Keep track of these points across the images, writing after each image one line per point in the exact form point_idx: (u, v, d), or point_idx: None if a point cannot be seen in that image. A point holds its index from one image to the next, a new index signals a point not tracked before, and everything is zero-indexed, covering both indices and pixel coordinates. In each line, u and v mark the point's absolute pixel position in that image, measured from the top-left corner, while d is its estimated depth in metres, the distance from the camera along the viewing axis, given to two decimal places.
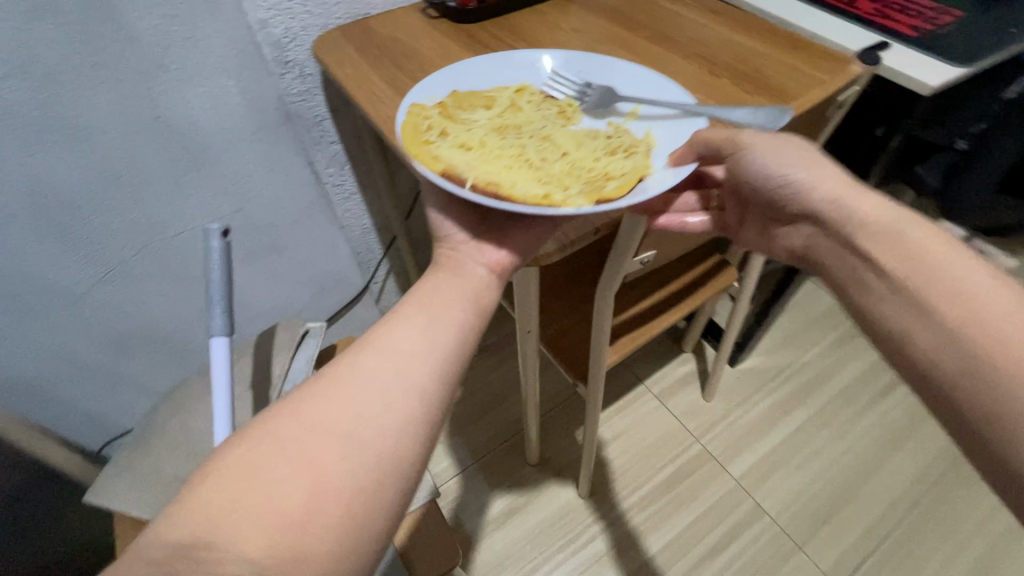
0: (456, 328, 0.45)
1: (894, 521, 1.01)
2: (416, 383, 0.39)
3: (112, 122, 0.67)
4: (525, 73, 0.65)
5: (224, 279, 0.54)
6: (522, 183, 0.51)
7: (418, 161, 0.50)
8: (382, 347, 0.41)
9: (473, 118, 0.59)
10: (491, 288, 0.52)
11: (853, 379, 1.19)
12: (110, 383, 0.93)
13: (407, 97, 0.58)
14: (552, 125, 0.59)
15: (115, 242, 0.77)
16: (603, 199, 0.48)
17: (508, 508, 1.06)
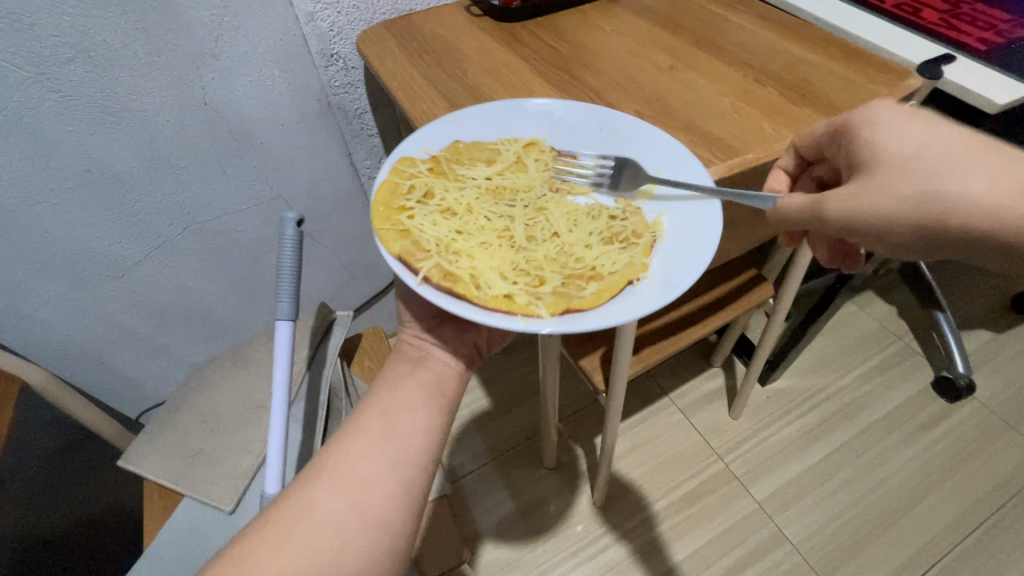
0: (417, 440, 0.48)
1: (927, 562, 0.96)
2: (378, 508, 0.44)
3: (164, 108, 0.71)
4: (541, 123, 0.63)
5: (294, 271, 0.49)
6: (489, 276, 0.51)
7: (381, 238, 0.53)
8: (342, 467, 0.45)
9: (469, 175, 0.59)
10: (452, 378, 0.56)
11: (893, 408, 1.13)
12: (148, 354, 0.98)
13: (398, 149, 0.60)
14: (553, 193, 0.58)
15: (161, 221, 0.81)
16: (569, 309, 0.49)
17: (521, 510, 1.05)
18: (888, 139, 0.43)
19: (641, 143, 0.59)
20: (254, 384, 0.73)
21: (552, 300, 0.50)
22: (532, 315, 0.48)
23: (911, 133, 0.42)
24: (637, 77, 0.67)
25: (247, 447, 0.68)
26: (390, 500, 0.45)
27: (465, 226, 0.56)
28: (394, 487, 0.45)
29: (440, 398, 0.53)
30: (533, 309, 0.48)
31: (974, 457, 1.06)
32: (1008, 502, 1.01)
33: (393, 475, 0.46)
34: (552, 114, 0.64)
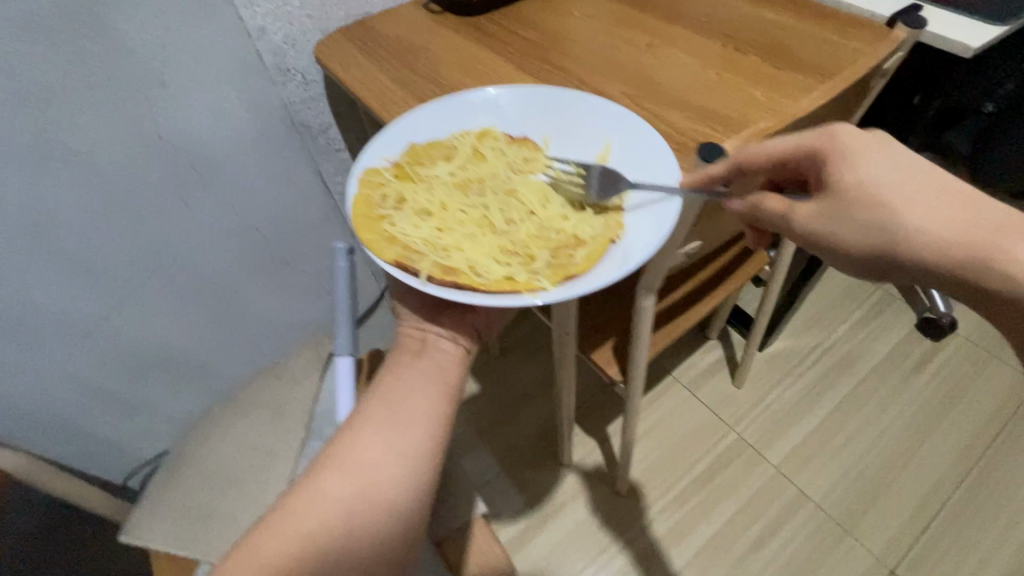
0: (422, 428, 0.47)
1: (942, 498, 0.98)
2: (384, 495, 0.44)
3: (112, 148, 0.64)
4: (488, 112, 0.62)
5: (346, 295, 0.60)
6: (482, 261, 0.50)
7: (372, 249, 0.49)
8: (348, 454, 0.45)
9: (433, 175, 0.57)
10: (455, 361, 0.55)
11: (885, 354, 1.16)
12: (126, 414, 0.90)
13: (359, 161, 0.56)
14: (518, 175, 0.57)
15: (125, 268, 0.74)
16: (568, 276, 0.48)
17: (544, 513, 1.03)
18: (859, 170, 0.42)
19: (591, 120, 0.59)
20: (257, 430, 0.68)
21: (551, 270, 0.48)
22: (538, 289, 0.47)
23: (870, 166, 0.42)
24: (617, 59, 0.66)
25: (260, 499, 0.63)
26: (397, 488, 0.44)
27: (445, 223, 0.54)
28: (399, 476, 0.45)
29: (443, 385, 0.51)
30: (536, 283, 0.47)
31: (966, 390, 1.10)
32: (1004, 428, 1.05)
33: (399, 464, 0.45)
34: (496, 102, 0.62)
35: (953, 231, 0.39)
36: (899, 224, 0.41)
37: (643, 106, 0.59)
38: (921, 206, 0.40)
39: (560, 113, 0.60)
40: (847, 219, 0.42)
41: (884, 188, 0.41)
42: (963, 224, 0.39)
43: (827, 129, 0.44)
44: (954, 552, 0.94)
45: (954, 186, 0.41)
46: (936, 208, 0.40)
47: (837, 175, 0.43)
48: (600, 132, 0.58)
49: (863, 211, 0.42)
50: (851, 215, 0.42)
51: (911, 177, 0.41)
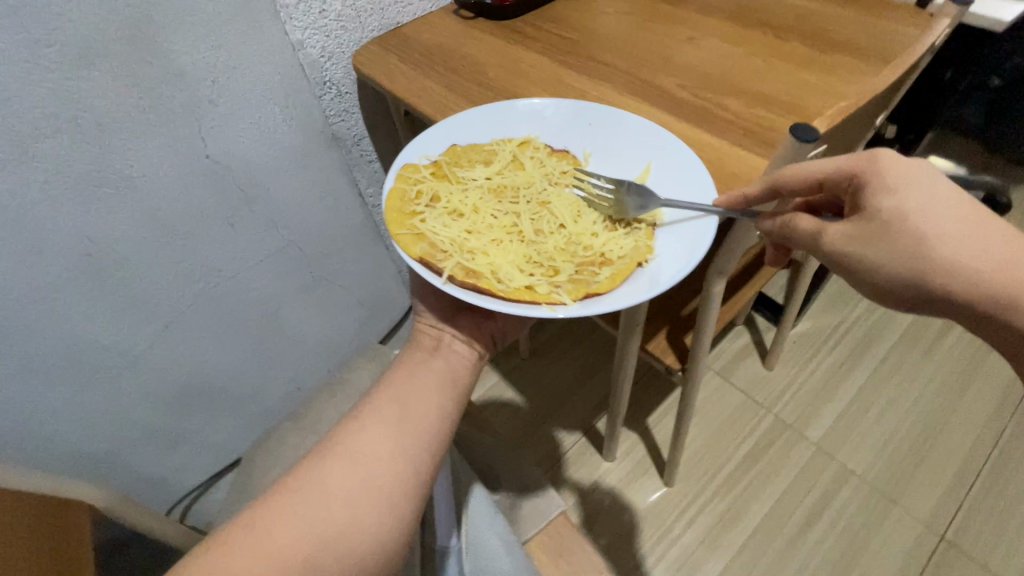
0: (429, 425, 0.46)
1: (980, 460, 1.01)
2: (385, 488, 0.41)
3: (164, 169, 0.63)
4: (530, 122, 0.61)
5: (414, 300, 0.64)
6: (507, 268, 0.49)
7: (400, 243, 0.50)
8: (352, 441, 0.43)
9: (470, 177, 0.57)
10: (464, 370, 0.53)
11: (907, 326, 1.19)
12: (166, 447, 0.86)
13: (399, 156, 0.57)
14: (553, 186, 0.56)
15: (173, 293, 0.73)
16: (589, 294, 0.47)
17: (596, 511, 1.03)
18: (907, 201, 0.39)
19: (637, 139, 0.58)
20: None
21: (572, 287, 0.48)
22: (557, 303, 0.47)
23: (915, 196, 0.39)
24: (662, 52, 0.67)
25: None
26: (400, 484, 0.42)
27: (474, 227, 0.53)
28: (403, 471, 0.43)
29: (453, 389, 0.50)
30: (556, 297, 0.47)
31: (988, 356, 1.14)
32: None
33: (403, 456, 0.43)
34: (541, 112, 0.62)
35: (994, 269, 0.38)
36: (942, 259, 0.39)
37: (699, 97, 0.61)
38: (967, 241, 0.38)
39: (604, 128, 0.59)
40: (889, 251, 0.40)
41: (933, 221, 0.39)
42: (1004, 260, 0.38)
43: (870, 152, 0.41)
44: (998, 511, 0.96)
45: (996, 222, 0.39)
46: (980, 244, 0.38)
47: (883, 205, 0.40)
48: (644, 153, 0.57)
49: (910, 243, 0.39)
50: (895, 247, 0.40)
51: (958, 210, 0.39)
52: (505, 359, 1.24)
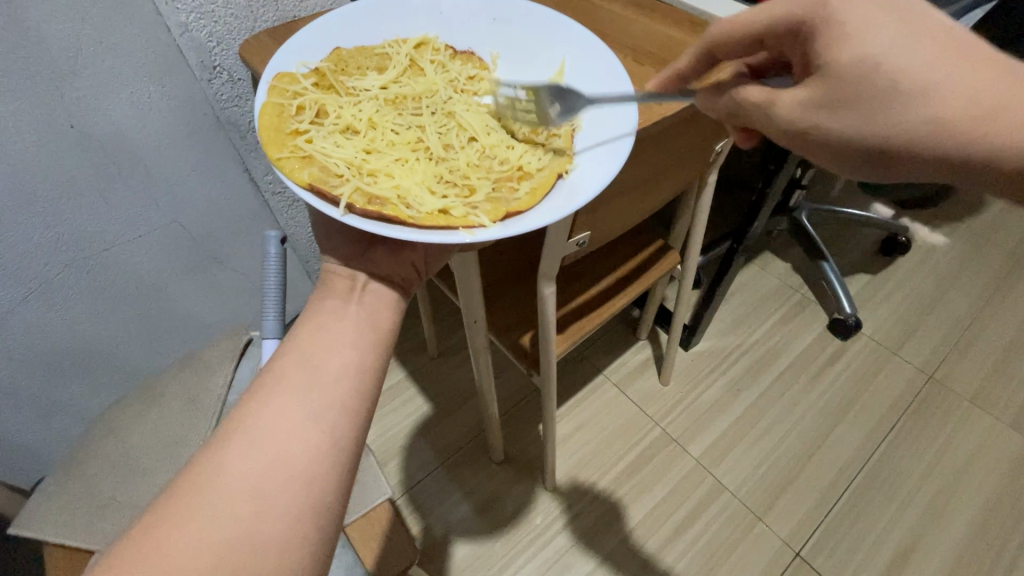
0: (347, 385, 0.42)
1: (844, 484, 1.06)
2: (299, 464, 0.37)
3: (23, 135, 0.63)
4: (427, 25, 0.63)
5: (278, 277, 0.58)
6: (416, 186, 0.49)
7: (282, 168, 0.48)
8: (252, 421, 0.39)
9: (362, 86, 0.57)
10: (382, 317, 0.48)
11: (800, 353, 1.24)
12: (36, 415, 0.87)
13: (271, 67, 0.55)
14: (457, 95, 0.58)
15: (37, 262, 0.72)
16: (509, 213, 0.48)
17: (477, 510, 1.05)
18: (855, 48, 0.36)
19: (542, 39, 0.62)
20: (169, 420, 0.68)
21: (489, 205, 0.48)
22: (474, 226, 0.46)
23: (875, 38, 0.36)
24: None
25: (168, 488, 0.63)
26: (317, 455, 0.38)
27: (372, 143, 0.53)
28: (317, 439, 0.39)
29: (376, 339, 0.46)
30: (473, 219, 0.46)
31: (868, 386, 1.19)
32: (900, 420, 1.14)
33: (316, 426, 0.39)
34: (436, 10, 0.64)
35: (953, 104, 0.35)
36: (896, 107, 0.36)
37: None
38: (919, 78, 0.35)
39: (508, 27, 0.63)
40: (835, 114, 0.38)
41: (885, 62, 0.35)
42: (968, 90, 0.35)
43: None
44: (854, 534, 1.01)
45: (956, 41, 0.36)
46: (937, 73, 0.35)
47: (832, 54, 0.37)
48: (551, 55, 0.61)
49: (859, 95, 0.37)
50: (844, 103, 0.38)
51: (913, 43, 0.35)
52: (412, 355, 1.25)
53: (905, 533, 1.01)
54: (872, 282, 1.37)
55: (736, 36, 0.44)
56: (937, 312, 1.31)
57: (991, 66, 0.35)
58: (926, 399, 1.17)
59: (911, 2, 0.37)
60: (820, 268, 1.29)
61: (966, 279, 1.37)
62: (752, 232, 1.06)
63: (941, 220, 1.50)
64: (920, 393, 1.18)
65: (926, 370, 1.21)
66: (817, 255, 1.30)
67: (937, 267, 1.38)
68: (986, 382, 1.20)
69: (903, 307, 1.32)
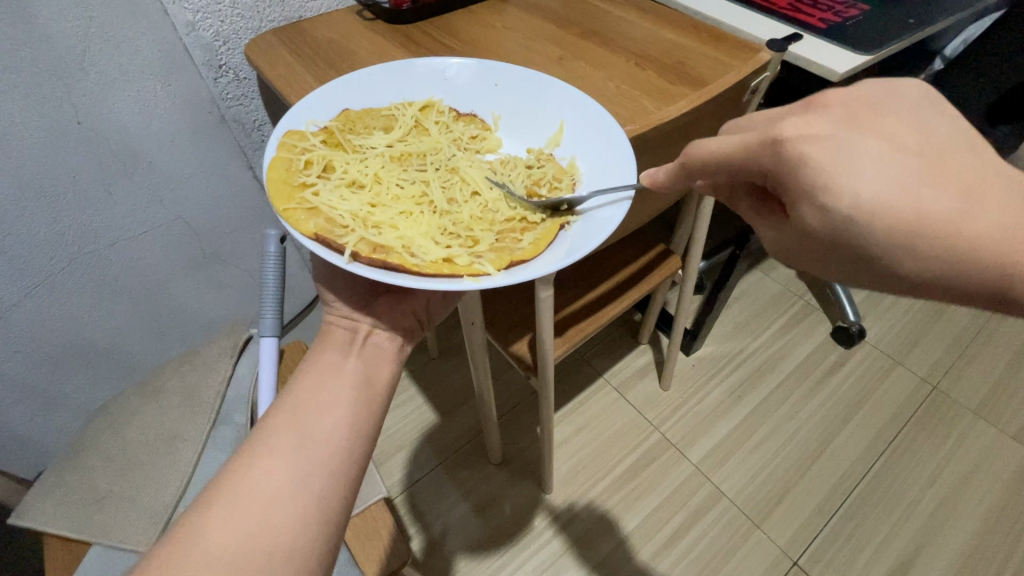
0: (337, 449, 0.43)
1: (843, 493, 1.05)
2: (286, 535, 0.38)
3: (28, 130, 0.64)
4: (434, 84, 0.62)
5: (277, 278, 0.59)
6: (420, 241, 0.48)
7: (290, 220, 0.47)
8: (242, 486, 0.39)
9: (369, 145, 0.56)
10: (376, 376, 0.49)
11: (802, 361, 1.23)
12: (38, 406, 0.88)
13: (282, 123, 0.54)
14: (463, 152, 0.57)
15: (43, 255, 0.73)
16: (514, 261, 0.47)
17: (474, 511, 1.05)
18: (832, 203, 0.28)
19: (545, 101, 0.60)
20: (167, 415, 0.69)
21: (495, 256, 0.48)
22: (480, 274, 0.46)
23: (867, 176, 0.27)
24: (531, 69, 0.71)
25: (165, 481, 0.64)
26: (304, 526, 0.39)
27: (377, 198, 0.52)
28: (305, 508, 0.39)
29: (370, 394, 0.48)
30: (479, 268, 0.46)
31: (871, 395, 1.18)
32: (902, 429, 1.13)
33: (303, 494, 0.40)
34: (443, 72, 0.62)
35: (982, 251, 0.27)
36: (903, 259, 0.29)
37: None
38: (936, 230, 0.27)
39: (510, 93, 0.61)
40: (830, 258, 0.31)
41: (882, 217, 0.27)
42: (1000, 230, 0.27)
43: (770, 133, 0.30)
44: (852, 544, 1.00)
45: (965, 173, 0.28)
46: (953, 202, 0.27)
47: (802, 209, 0.29)
48: (554, 116, 0.60)
49: (854, 249, 0.29)
50: (838, 251, 0.30)
51: (903, 169, 0.27)
52: (413, 355, 1.26)
53: (904, 544, 1.00)
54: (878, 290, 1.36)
55: (707, 164, 0.34)
56: (943, 322, 1.29)
57: (1019, 194, 0.27)
58: (930, 409, 1.16)
59: (900, 126, 0.28)
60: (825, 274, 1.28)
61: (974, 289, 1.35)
62: (755, 237, 1.06)
63: None
64: (924, 403, 1.17)
65: (930, 380, 1.20)
66: None
67: None
68: (991, 394, 1.18)
69: (907, 316, 1.31)
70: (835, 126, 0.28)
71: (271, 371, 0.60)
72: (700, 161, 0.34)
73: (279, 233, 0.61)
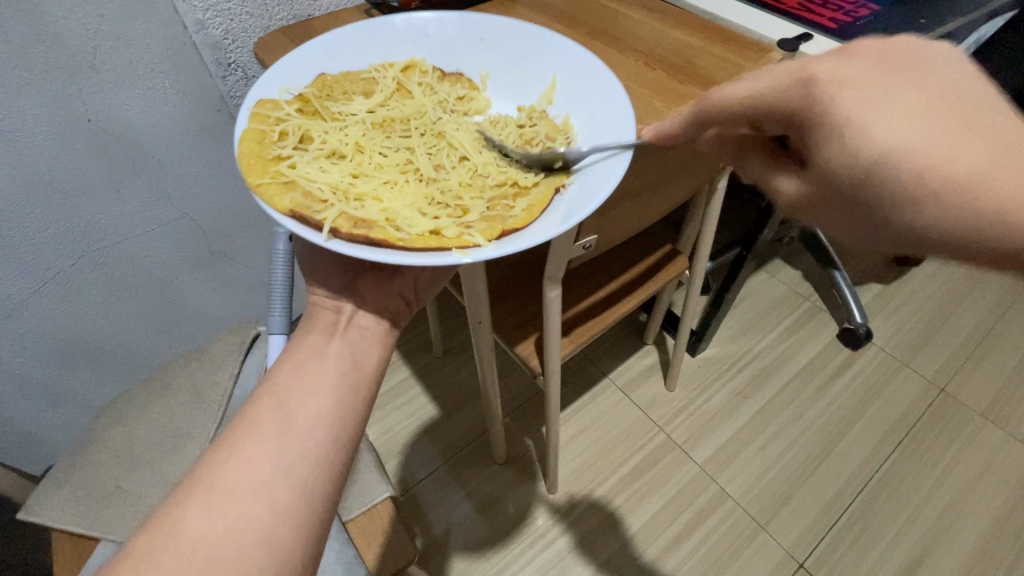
0: (319, 440, 0.42)
1: (850, 497, 1.05)
2: (262, 530, 0.37)
3: (38, 127, 0.64)
4: (414, 44, 0.61)
5: (286, 276, 0.59)
6: (407, 210, 0.47)
7: (264, 194, 0.45)
8: (217, 479, 0.38)
9: (348, 110, 0.55)
10: (364, 361, 0.48)
11: (808, 362, 1.23)
12: (45, 402, 0.88)
13: (253, 93, 0.53)
14: (448, 114, 0.57)
15: (52, 252, 0.73)
16: (505, 231, 0.45)
17: (478, 510, 1.05)
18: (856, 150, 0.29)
19: (533, 59, 0.60)
20: (174, 412, 0.69)
21: (484, 224, 0.47)
22: (470, 245, 0.44)
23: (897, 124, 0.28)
24: None
25: (171, 478, 0.64)
26: (282, 521, 0.38)
27: (359, 167, 0.52)
28: (282, 503, 0.39)
29: (358, 381, 0.46)
30: (469, 239, 0.45)
31: (878, 397, 1.18)
32: (909, 432, 1.12)
33: (282, 488, 0.39)
34: (423, 29, 0.61)
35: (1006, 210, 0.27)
36: (923, 215, 0.29)
37: None
38: (961, 188, 0.27)
39: (497, 48, 0.61)
40: (848, 211, 0.31)
41: (911, 167, 0.28)
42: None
43: (803, 71, 0.30)
44: (858, 547, 0.99)
45: (1002, 131, 0.28)
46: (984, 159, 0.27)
47: (827, 155, 0.30)
48: (545, 71, 0.59)
49: (879, 201, 0.30)
50: (852, 204, 0.31)
51: (937, 120, 0.27)
52: (417, 354, 1.26)
53: (911, 549, 0.99)
54: (885, 292, 1.36)
55: (723, 114, 0.34)
56: (951, 324, 1.29)
57: None
58: (937, 412, 1.15)
59: (940, 77, 0.28)
60: (831, 275, 1.28)
61: (982, 291, 1.35)
62: (762, 238, 1.05)
63: None
64: (931, 406, 1.16)
65: (938, 383, 1.19)
66: (829, 262, 1.28)
67: (952, 278, 1.36)
68: (999, 397, 1.18)
69: (915, 318, 1.30)
70: (867, 69, 0.29)
71: None
72: (714, 110, 0.35)
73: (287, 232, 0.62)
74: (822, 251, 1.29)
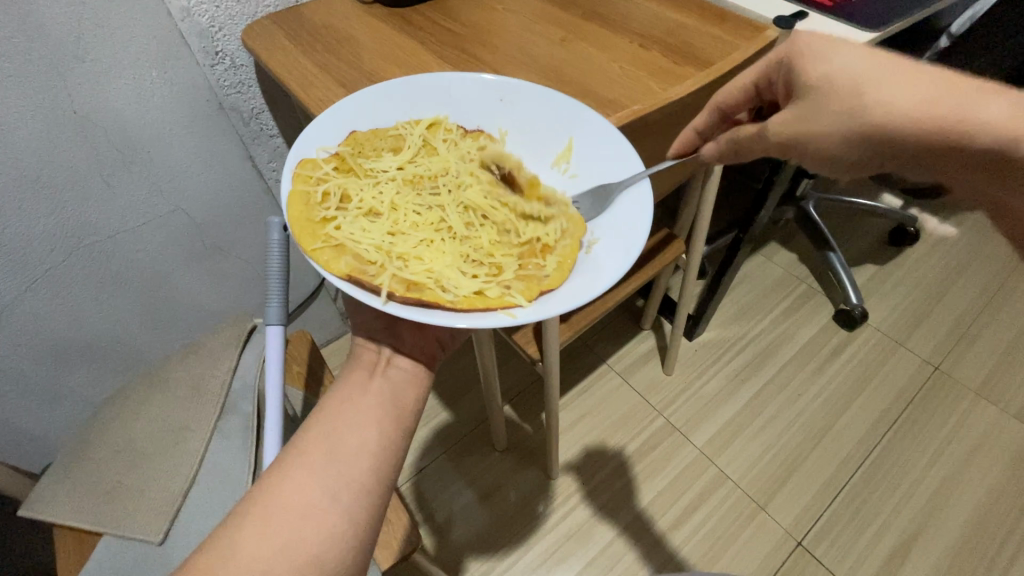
0: (367, 462, 0.43)
1: (847, 475, 1.06)
2: (309, 553, 0.38)
3: (25, 119, 0.63)
4: (437, 100, 0.59)
5: (282, 266, 0.57)
6: (447, 271, 0.47)
7: (319, 260, 0.46)
8: (269, 503, 0.40)
9: (378, 167, 0.54)
10: (398, 392, 0.49)
11: (805, 343, 1.24)
12: (42, 398, 0.88)
13: (293, 152, 0.52)
14: (472, 170, 0.55)
15: (40, 249, 0.72)
16: (543, 291, 0.47)
17: (480, 496, 1.05)
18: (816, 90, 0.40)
19: (552, 117, 0.57)
20: (173, 407, 0.68)
21: (522, 285, 0.47)
22: (513, 307, 0.45)
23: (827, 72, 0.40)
24: (533, 52, 0.69)
25: (173, 472, 0.64)
26: (330, 548, 0.39)
27: (394, 225, 0.51)
28: (330, 528, 0.40)
29: (390, 408, 0.47)
30: (512, 301, 0.45)
31: (874, 376, 1.19)
32: (905, 410, 1.14)
33: (335, 507, 0.40)
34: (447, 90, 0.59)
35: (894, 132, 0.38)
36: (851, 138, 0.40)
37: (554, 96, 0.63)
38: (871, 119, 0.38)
39: (518, 106, 0.58)
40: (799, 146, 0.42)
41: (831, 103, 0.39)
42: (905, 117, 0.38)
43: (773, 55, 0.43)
44: (856, 524, 1.01)
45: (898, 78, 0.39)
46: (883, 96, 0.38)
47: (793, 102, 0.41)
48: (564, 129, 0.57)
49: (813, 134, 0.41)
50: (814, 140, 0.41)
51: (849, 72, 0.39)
52: None
53: (907, 525, 1.01)
54: (879, 272, 1.36)
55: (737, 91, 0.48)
56: (945, 303, 1.30)
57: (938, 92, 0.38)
58: (931, 389, 1.17)
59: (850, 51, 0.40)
60: (824, 254, 1.28)
61: (975, 271, 1.36)
62: (758, 222, 1.05)
63: (949, 210, 1.48)
64: (925, 385, 1.17)
65: (933, 361, 1.21)
66: (823, 243, 1.29)
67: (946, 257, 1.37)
68: (993, 374, 1.19)
69: (910, 297, 1.31)
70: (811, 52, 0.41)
71: (277, 360, 0.59)
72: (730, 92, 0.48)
73: (283, 220, 0.59)
74: (816, 231, 1.30)
